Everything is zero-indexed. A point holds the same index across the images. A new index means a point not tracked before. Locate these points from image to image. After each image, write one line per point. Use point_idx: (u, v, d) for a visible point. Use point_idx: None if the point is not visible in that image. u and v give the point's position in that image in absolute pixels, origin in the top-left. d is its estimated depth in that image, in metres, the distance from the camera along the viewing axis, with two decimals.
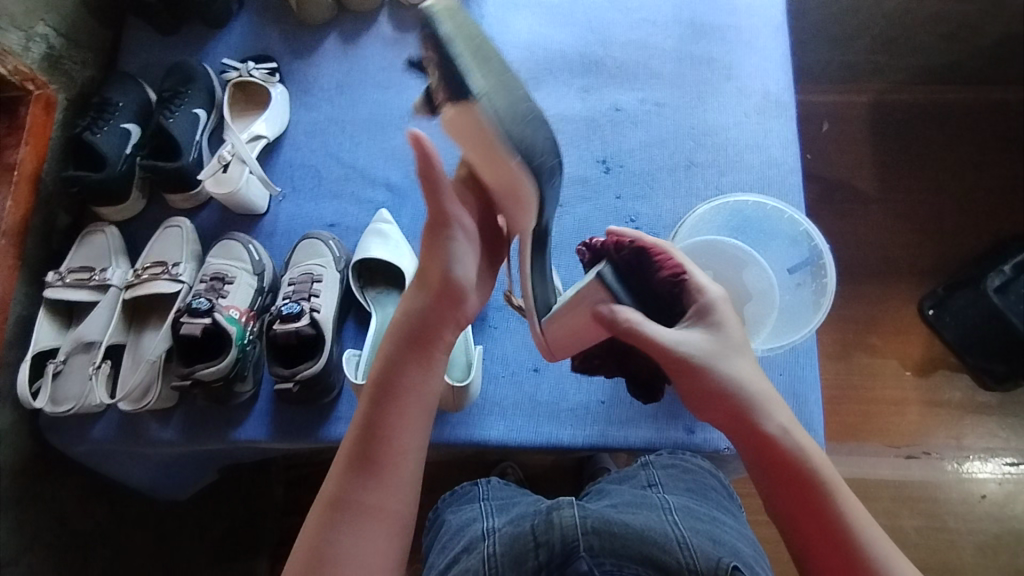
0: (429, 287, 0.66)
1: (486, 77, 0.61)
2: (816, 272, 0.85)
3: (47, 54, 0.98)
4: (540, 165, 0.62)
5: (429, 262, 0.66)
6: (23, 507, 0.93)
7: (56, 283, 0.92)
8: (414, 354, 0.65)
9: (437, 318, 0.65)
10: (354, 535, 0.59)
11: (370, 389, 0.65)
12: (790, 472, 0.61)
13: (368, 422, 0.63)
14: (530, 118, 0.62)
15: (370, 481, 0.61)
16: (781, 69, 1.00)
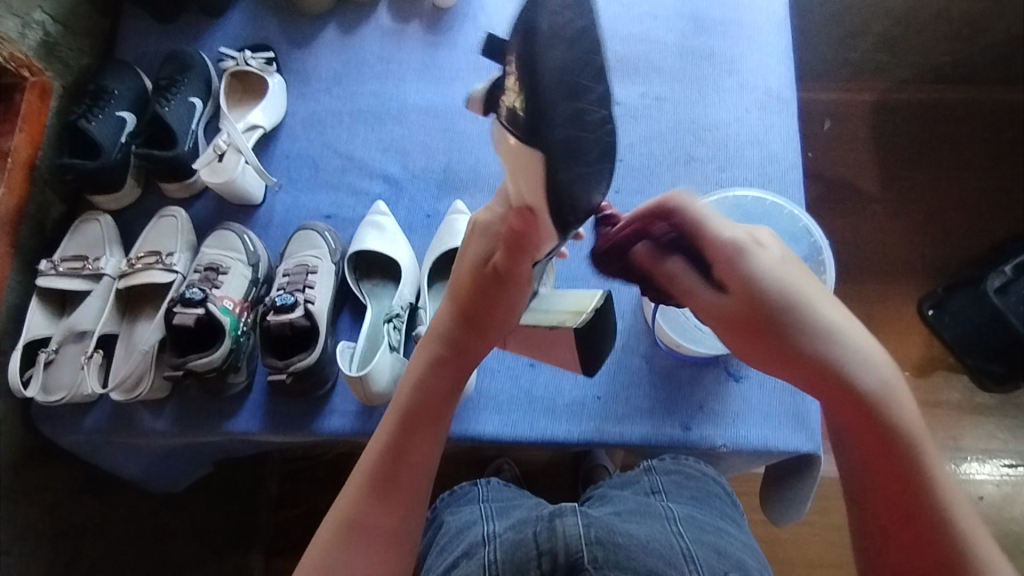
0: (484, 328, 0.66)
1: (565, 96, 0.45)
2: (815, 269, 0.84)
3: (43, 41, 0.97)
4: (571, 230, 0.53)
5: (492, 308, 0.64)
6: (15, 496, 0.93)
7: (49, 271, 0.91)
8: (444, 379, 0.66)
9: (463, 349, 0.66)
10: (365, 556, 0.60)
11: (394, 412, 0.65)
12: (878, 442, 0.55)
13: (391, 448, 0.63)
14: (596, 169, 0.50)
15: (385, 506, 0.61)
16: (784, 65, 0.99)
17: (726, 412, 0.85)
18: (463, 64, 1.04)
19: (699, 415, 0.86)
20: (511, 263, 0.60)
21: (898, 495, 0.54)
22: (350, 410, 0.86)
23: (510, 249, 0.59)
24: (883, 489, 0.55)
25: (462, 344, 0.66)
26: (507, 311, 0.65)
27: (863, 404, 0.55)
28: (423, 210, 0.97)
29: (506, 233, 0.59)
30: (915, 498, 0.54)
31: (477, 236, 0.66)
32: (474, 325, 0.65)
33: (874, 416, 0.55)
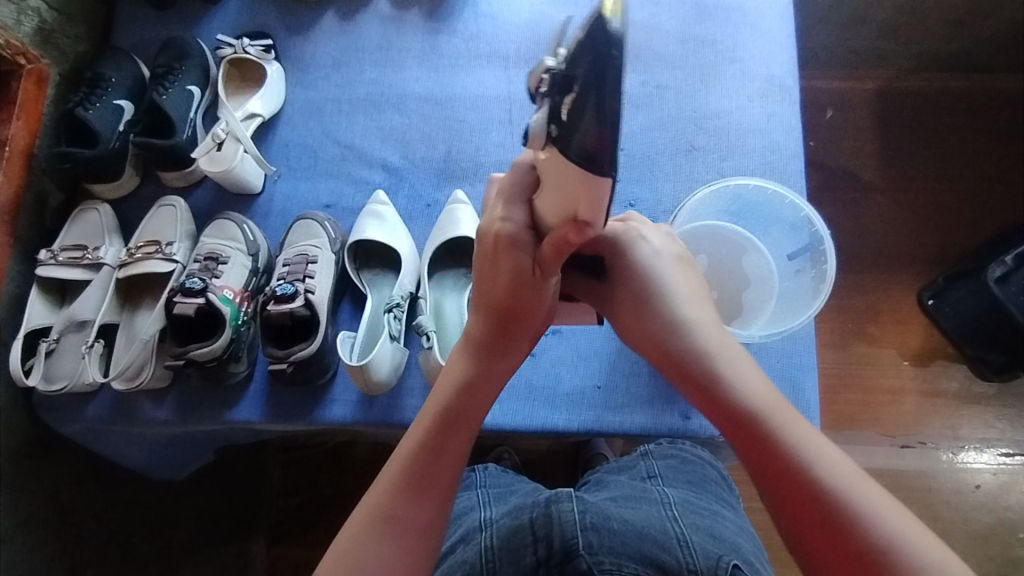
0: (519, 328, 0.66)
1: None
2: (816, 258, 0.83)
3: (39, 28, 0.96)
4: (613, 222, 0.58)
5: (527, 308, 0.65)
6: (17, 485, 0.93)
7: (49, 260, 0.91)
8: (483, 380, 0.66)
9: (506, 348, 0.67)
10: (398, 549, 0.58)
11: (433, 411, 0.65)
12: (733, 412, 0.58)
13: (430, 445, 0.63)
14: None
15: (419, 501, 0.60)
16: (786, 52, 0.99)
17: None
18: (463, 51, 1.03)
19: None
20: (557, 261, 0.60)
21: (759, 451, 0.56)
22: (352, 399, 0.87)
23: (558, 250, 0.58)
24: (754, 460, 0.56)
25: (502, 345, 0.66)
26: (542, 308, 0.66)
27: (711, 378, 0.60)
28: (423, 199, 0.97)
29: (553, 236, 0.57)
30: (774, 452, 0.55)
31: (503, 250, 0.63)
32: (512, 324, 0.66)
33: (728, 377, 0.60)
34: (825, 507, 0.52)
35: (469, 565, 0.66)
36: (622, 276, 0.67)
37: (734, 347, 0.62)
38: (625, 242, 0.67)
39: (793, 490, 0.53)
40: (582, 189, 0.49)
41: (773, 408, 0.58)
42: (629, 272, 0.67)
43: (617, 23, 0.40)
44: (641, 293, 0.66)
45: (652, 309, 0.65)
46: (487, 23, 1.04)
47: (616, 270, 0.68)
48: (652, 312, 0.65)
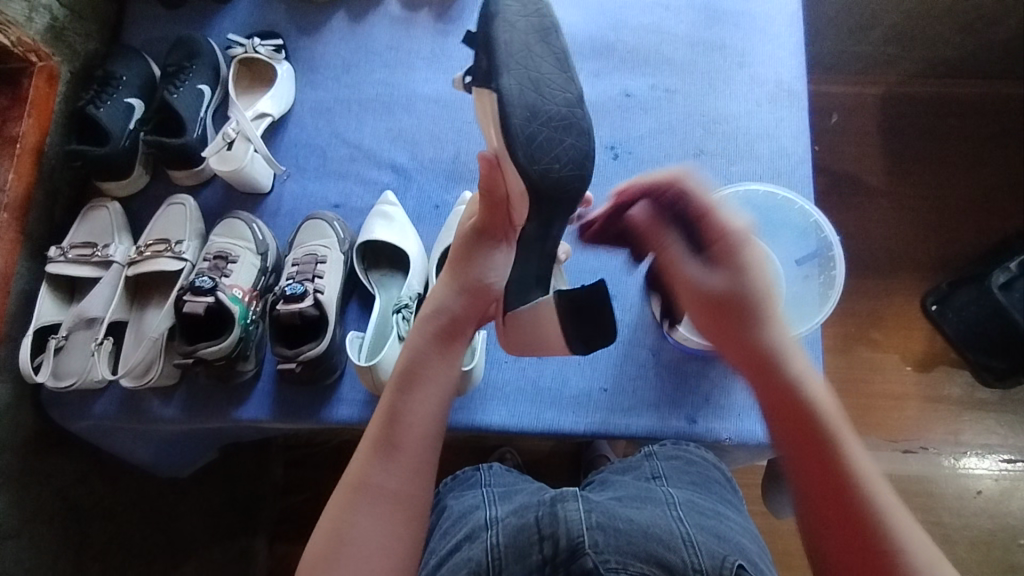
0: (470, 292, 0.72)
1: (521, 74, 0.66)
2: (825, 264, 0.85)
3: (50, 25, 0.96)
4: (541, 169, 0.65)
5: (467, 268, 0.73)
6: (23, 480, 0.93)
7: (58, 258, 0.92)
8: (437, 344, 0.70)
9: (470, 312, 0.72)
10: (372, 518, 0.60)
11: (394, 377, 0.68)
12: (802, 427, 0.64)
13: (393, 407, 0.66)
14: (560, 125, 0.66)
15: (393, 465, 0.62)
16: (795, 58, 0.99)
17: (729, 406, 0.86)
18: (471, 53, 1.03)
19: (704, 408, 0.87)
20: (492, 212, 0.72)
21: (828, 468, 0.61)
22: (359, 399, 0.87)
23: (490, 190, 0.70)
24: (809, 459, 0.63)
25: (465, 306, 0.72)
26: (496, 271, 0.73)
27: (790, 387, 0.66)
28: (431, 201, 0.97)
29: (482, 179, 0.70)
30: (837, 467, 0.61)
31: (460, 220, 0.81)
32: (476, 284, 0.73)
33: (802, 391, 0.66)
34: (872, 536, 0.58)
35: (475, 562, 0.66)
36: (722, 284, 0.73)
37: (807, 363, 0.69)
38: (743, 256, 0.73)
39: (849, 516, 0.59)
40: (487, 118, 0.68)
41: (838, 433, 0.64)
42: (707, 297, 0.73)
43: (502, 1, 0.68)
44: (738, 302, 0.71)
45: (745, 317, 0.71)
46: None
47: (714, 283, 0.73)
48: (729, 329, 0.71)
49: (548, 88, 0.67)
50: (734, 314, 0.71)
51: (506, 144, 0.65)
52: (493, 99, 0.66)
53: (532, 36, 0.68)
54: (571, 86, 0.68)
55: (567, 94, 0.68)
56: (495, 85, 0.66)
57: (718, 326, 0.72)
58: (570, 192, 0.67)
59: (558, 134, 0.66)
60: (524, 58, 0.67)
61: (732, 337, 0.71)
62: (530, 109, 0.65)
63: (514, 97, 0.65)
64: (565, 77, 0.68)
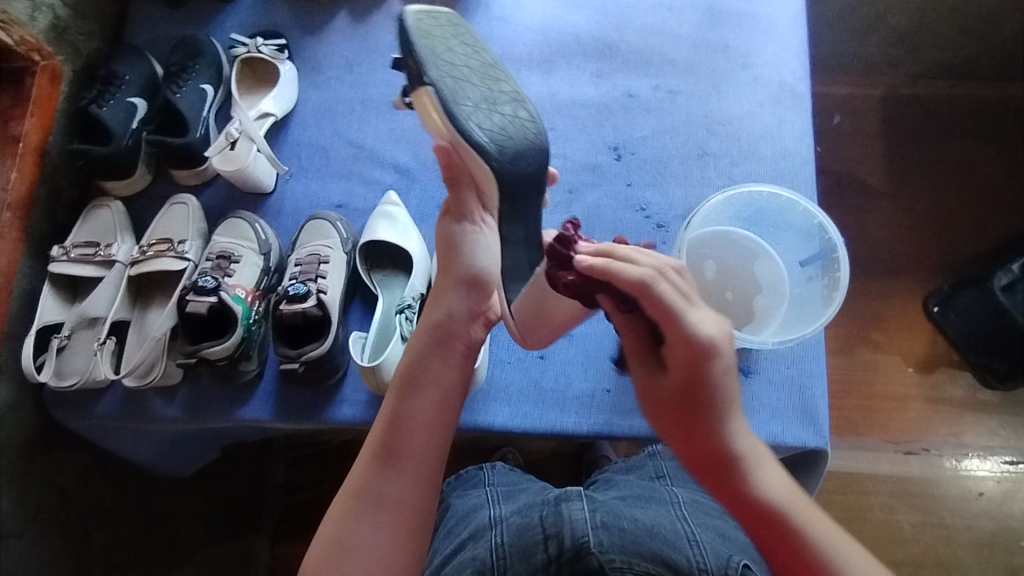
0: (457, 284, 0.70)
1: (448, 68, 0.73)
2: (828, 266, 0.83)
3: (53, 24, 0.96)
4: (496, 146, 0.70)
5: (452, 261, 0.71)
6: (25, 480, 0.93)
7: (60, 257, 0.91)
8: (439, 352, 0.67)
9: (477, 309, 0.70)
10: (376, 526, 0.59)
11: (396, 382, 0.67)
12: (723, 482, 0.60)
13: (394, 415, 0.64)
14: (496, 105, 0.73)
15: (394, 474, 0.61)
16: (798, 59, 0.99)
17: None
18: None
19: None
20: (462, 201, 0.72)
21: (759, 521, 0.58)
22: (362, 399, 0.87)
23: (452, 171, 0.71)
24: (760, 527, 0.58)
25: (471, 305, 0.69)
26: (484, 260, 0.71)
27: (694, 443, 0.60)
28: (434, 201, 0.97)
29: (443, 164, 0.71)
30: (784, 528, 0.58)
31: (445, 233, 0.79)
32: (474, 277, 0.70)
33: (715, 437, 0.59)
34: None
35: (479, 562, 0.67)
36: (677, 343, 0.57)
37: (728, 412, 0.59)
38: (679, 307, 0.56)
39: (799, 572, 0.56)
40: (429, 112, 0.71)
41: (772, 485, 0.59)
42: (690, 360, 0.57)
43: (411, 12, 0.75)
44: (698, 367, 0.57)
45: (711, 385, 0.58)
46: (500, 25, 1.04)
47: (673, 340, 0.57)
48: (701, 392, 0.58)
49: (473, 74, 0.74)
50: (701, 390, 0.58)
51: (464, 131, 0.70)
52: (429, 94, 0.71)
53: (444, 33, 0.75)
54: (496, 69, 0.76)
55: (500, 81, 0.75)
56: (428, 80, 0.72)
57: (680, 406, 0.59)
58: (533, 171, 0.72)
59: (507, 116, 0.72)
60: (447, 55, 0.74)
61: (704, 403, 0.58)
62: (463, 95, 0.72)
63: (460, 92, 0.72)
64: (488, 67, 0.75)
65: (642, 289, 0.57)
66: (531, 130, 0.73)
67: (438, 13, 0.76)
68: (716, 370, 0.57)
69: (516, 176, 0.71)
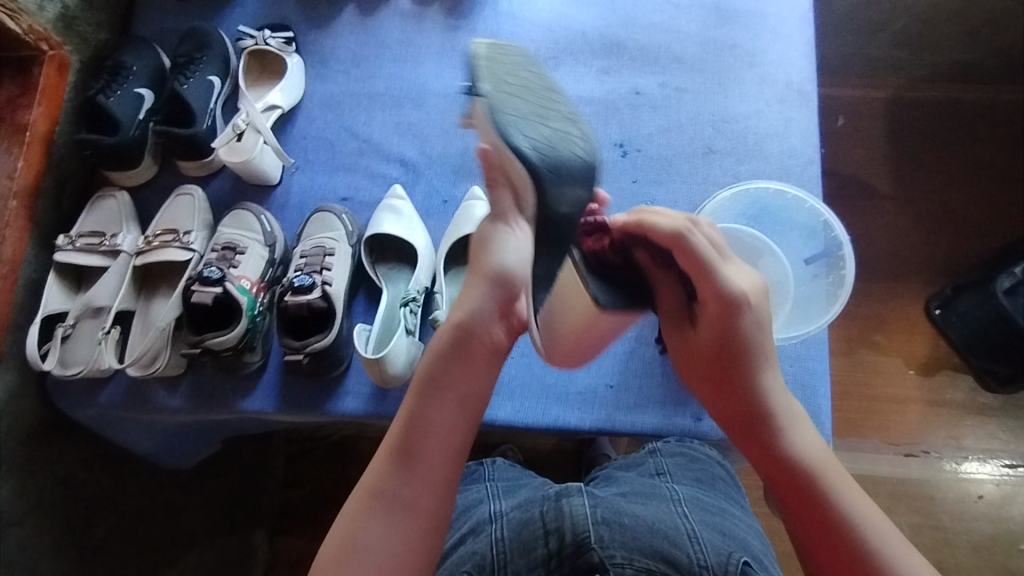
0: (483, 283, 0.64)
1: (500, 82, 0.68)
2: (833, 264, 0.84)
3: (62, 14, 0.96)
4: (537, 157, 0.63)
5: (481, 258, 0.65)
6: (27, 469, 0.93)
7: (66, 246, 0.91)
8: (464, 357, 0.65)
9: (505, 309, 0.65)
10: (388, 527, 0.59)
11: (415, 382, 0.65)
12: (755, 434, 0.63)
13: (414, 414, 0.63)
14: (546, 123, 0.66)
15: (412, 476, 0.61)
16: (805, 58, 0.99)
17: None
18: None
19: None
20: (498, 199, 0.66)
21: (783, 471, 0.61)
22: (365, 392, 0.87)
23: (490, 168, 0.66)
24: (778, 479, 0.62)
25: (497, 307, 0.65)
26: (517, 258, 0.64)
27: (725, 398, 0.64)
28: (440, 195, 0.97)
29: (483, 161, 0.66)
30: (804, 483, 0.60)
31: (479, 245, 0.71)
32: (502, 277, 0.64)
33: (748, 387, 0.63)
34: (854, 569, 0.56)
35: (479, 557, 0.66)
36: (710, 297, 0.61)
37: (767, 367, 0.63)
38: (711, 261, 0.61)
39: (816, 526, 0.59)
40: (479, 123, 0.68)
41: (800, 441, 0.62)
42: (721, 317, 0.61)
43: (480, 39, 0.74)
44: (730, 317, 0.61)
45: (741, 338, 0.62)
46: (507, 21, 1.04)
47: (705, 294, 0.62)
48: (732, 346, 0.62)
49: (530, 98, 0.69)
50: (733, 343, 0.62)
51: (505, 136, 0.63)
52: (479, 102, 0.67)
53: (513, 62, 0.72)
54: (557, 99, 0.70)
55: (563, 111, 0.70)
56: (481, 88, 0.69)
57: (714, 357, 0.64)
58: (580, 196, 0.65)
59: (557, 133, 0.66)
60: (506, 73, 0.70)
61: (733, 357, 0.63)
62: (510, 108, 0.66)
63: (512, 103, 0.67)
64: (550, 98, 0.70)
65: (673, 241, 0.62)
66: (580, 150, 0.66)
67: (506, 45, 0.75)
68: (749, 318, 0.61)
69: (559, 188, 0.63)
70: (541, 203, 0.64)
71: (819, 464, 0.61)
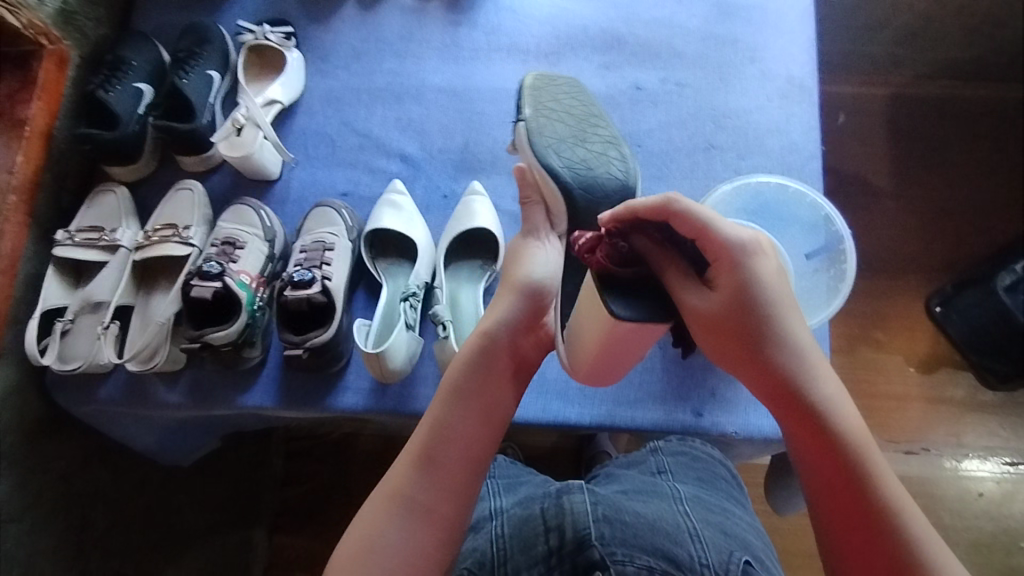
0: (513, 293, 0.70)
1: (541, 109, 0.81)
2: (834, 258, 0.85)
3: (62, 9, 0.95)
4: (571, 174, 0.73)
5: (512, 267, 0.72)
6: (26, 465, 0.93)
7: (65, 241, 0.91)
8: (490, 369, 0.67)
9: (529, 319, 0.70)
10: (409, 529, 0.58)
11: (442, 390, 0.66)
12: (786, 399, 0.62)
13: (440, 419, 0.64)
14: (581, 140, 0.77)
15: (432, 480, 0.61)
16: (806, 53, 0.99)
17: (737, 400, 0.86)
18: (482, 45, 1.03)
19: (711, 402, 0.86)
20: (530, 216, 0.74)
21: (815, 436, 0.60)
22: (365, 387, 0.87)
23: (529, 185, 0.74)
24: (809, 451, 0.61)
25: (520, 317, 0.69)
26: (548, 267, 0.71)
27: (758, 369, 0.63)
28: (440, 191, 0.97)
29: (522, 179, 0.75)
30: (835, 447, 0.59)
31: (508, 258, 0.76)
32: (531, 287, 0.70)
33: (774, 355, 0.62)
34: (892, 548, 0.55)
35: (479, 553, 0.67)
36: (717, 254, 0.61)
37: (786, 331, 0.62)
38: (710, 220, 0.60)
39: (846, 499, 0.58)
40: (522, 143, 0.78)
41: (833, 406, 0.61)
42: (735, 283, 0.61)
43: (528, 76, 0.85)
44: (742, 280, 0.61)
45: (756, 301, 0.61)
46: (508, 16, 1.04)
47: (714, 253, 0.61)
48: (751, 317, 0.61)
49: (565, 121, 0.79)
50: (749, 308, 0.61)
51: (541, 155, 0.75)
52: (520, 128, 0.79)
53: (556, 89, 0.84)
54: (592, 120, 0.80)
55: (600, 131, 0.79)
56: (524, 117, 0.79)
57: (731, 326, 0.62)
58: (614, 202, 0.72)
59: (593, 153, 0.75)
60: (546, 103, 0.82)
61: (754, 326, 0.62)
62: (547, 130, 0.78)
63: (551, 131, 0.78)
64: (586, 118, 0.81)
65: (669, 214, 0.59)
66: (615, 168, 0.74)
67: (548, 78, 0.86)
68: (757, 276, 0.61)
69: (591, 209, 0.72)
70: (572, 214, 0.73)
71: (855, 431, 0.60)
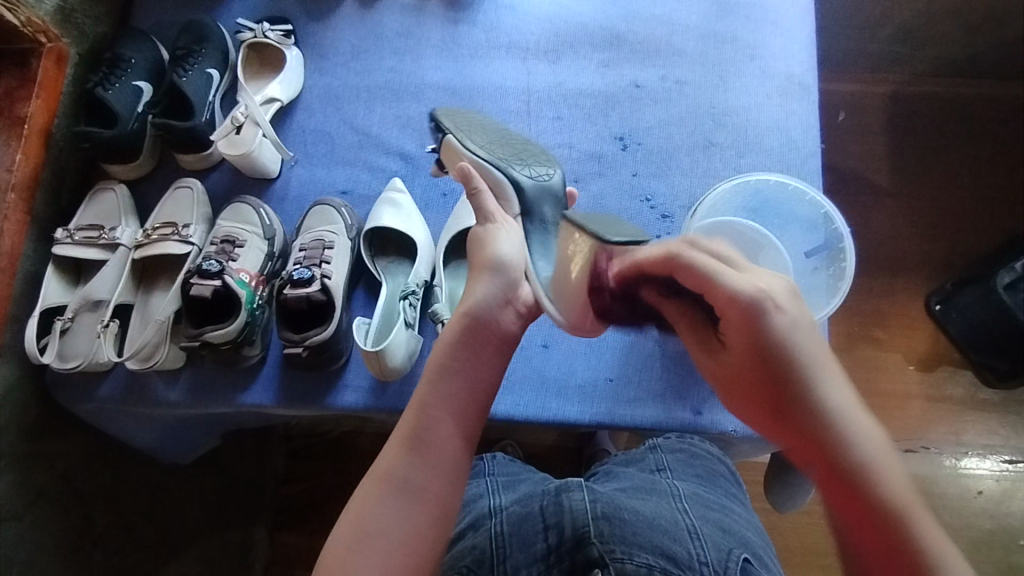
0: (486, 270, 0.68)
1: (466, 124, 0.84)
2: (834, 257, 0.84)
3: (60, 6, 0.95)
4: (515, 169, 0.78)
5: (478, 249, 0.70)
6: (26, 464, 0.93)
7: (65, 240, 0.91)
8: (476, 346, 0.66)
9: (511, 293, 0.68)
10: (401, 513, 0.58)
11: (428, 370, 0.66)
12: (821, 464, 0.55)
13: (425, 399, 0.64)
14: (511, 143, 0.82)
15: (420, 462, 0.61)
16: (806, 51, 0.99)
17: None
18: (482, 42, 1.03)
19: (710, 399, 0.86)
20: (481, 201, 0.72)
21: (848, 502, 0.53)
22: (365, 385, 0.87)
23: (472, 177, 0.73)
24: (844, 516, 0.53)
25: (502, 293, 0.67)
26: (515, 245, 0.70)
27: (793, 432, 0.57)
28: (439, 188, 0.97)
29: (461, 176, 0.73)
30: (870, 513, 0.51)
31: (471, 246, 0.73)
32: (502, 263, 0.68)
33: (804, 408, 0.56)
34: None
35: (478, 551, 0.66)
36: (725, 306, 0.58)
37: (828, 392, 0.56)
38: (711, 270, 0.59)
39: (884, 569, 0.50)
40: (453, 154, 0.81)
41: (874, 468, 0.52)
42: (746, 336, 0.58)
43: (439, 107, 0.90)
44: (755, 334, 0.57)
45: (774, 355, 0.57)
46: (507, 14, 1.04)
47: (721, 306, 0.59)
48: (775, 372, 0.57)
49: (491, 131, 0.84)
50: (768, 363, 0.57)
51: (483, 155, 0.78)
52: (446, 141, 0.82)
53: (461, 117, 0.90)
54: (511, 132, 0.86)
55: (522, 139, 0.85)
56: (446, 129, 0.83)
57: (762, 385, 0.59)
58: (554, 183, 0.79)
59: (524, 152, 0.81)
60: (470, 119, 0.85)
61: (781, 383, 0.57)
62: (472, 139, 0.82)
63: (477, 141, 0.81)
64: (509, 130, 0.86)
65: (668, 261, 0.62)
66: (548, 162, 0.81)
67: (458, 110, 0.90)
68: (774, 327, 0.57)
69: (540, 193, 0.77)
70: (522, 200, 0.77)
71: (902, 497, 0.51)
